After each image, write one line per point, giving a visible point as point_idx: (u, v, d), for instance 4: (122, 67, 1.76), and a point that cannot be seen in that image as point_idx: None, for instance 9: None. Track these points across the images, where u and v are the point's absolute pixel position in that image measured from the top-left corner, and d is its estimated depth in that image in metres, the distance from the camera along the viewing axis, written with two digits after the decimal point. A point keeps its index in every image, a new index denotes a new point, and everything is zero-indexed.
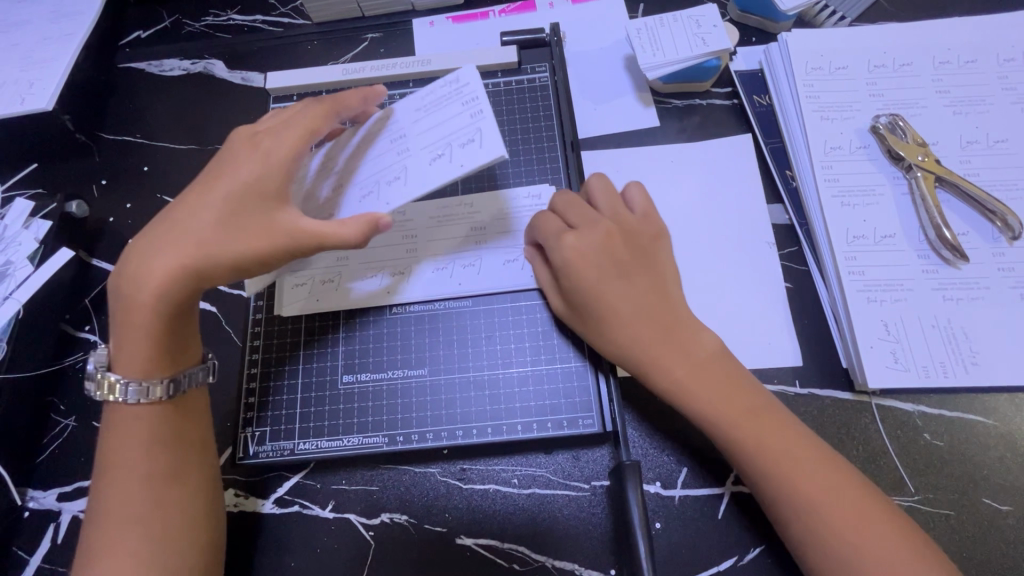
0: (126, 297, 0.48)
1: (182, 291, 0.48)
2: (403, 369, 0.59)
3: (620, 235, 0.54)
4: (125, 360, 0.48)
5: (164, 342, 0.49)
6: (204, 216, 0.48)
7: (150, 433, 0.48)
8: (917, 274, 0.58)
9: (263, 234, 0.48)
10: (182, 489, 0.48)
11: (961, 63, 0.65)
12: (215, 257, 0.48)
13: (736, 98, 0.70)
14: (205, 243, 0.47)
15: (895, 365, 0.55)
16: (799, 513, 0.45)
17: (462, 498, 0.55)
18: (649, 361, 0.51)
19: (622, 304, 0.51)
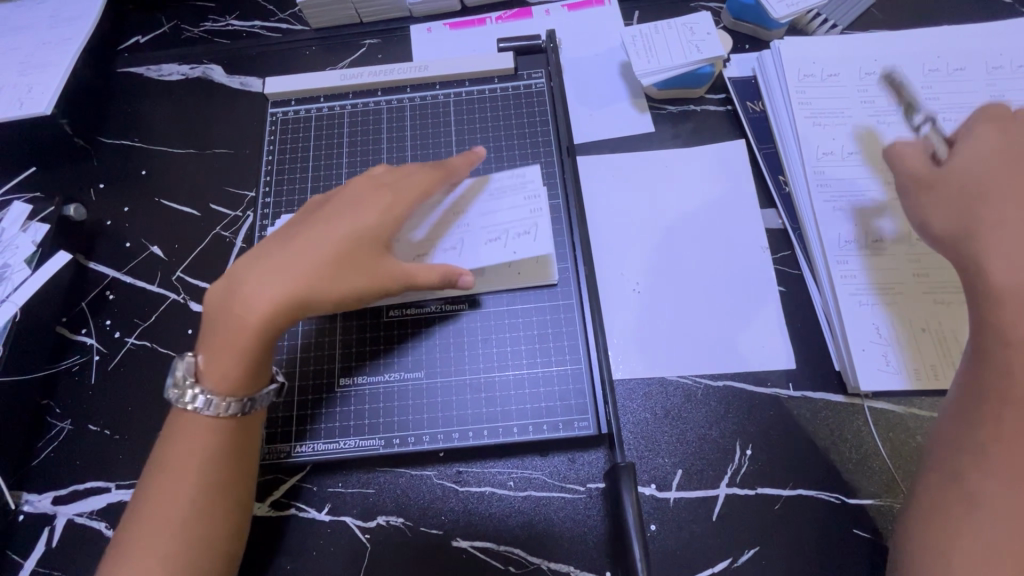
0: (233, 314, 0.48)
1: (281, 323, 0.49)
2: (399, 372, 0.59)
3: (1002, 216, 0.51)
4: (213, 371, 0.48)
5: (251, 366, 0.49)
6: (317, 250, 0.50)
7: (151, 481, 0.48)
8: (908, 278, 0.59)
9: (365, 276, 0.50)
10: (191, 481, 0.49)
11: (950, 70, 0.66)
12: (316, 298, 0.49)
13: (730, 104, 0.71)
14: (313, 278, 0.49)
15: (886, 368, 0.56)
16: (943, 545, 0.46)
17: (458, 500, 0.56)
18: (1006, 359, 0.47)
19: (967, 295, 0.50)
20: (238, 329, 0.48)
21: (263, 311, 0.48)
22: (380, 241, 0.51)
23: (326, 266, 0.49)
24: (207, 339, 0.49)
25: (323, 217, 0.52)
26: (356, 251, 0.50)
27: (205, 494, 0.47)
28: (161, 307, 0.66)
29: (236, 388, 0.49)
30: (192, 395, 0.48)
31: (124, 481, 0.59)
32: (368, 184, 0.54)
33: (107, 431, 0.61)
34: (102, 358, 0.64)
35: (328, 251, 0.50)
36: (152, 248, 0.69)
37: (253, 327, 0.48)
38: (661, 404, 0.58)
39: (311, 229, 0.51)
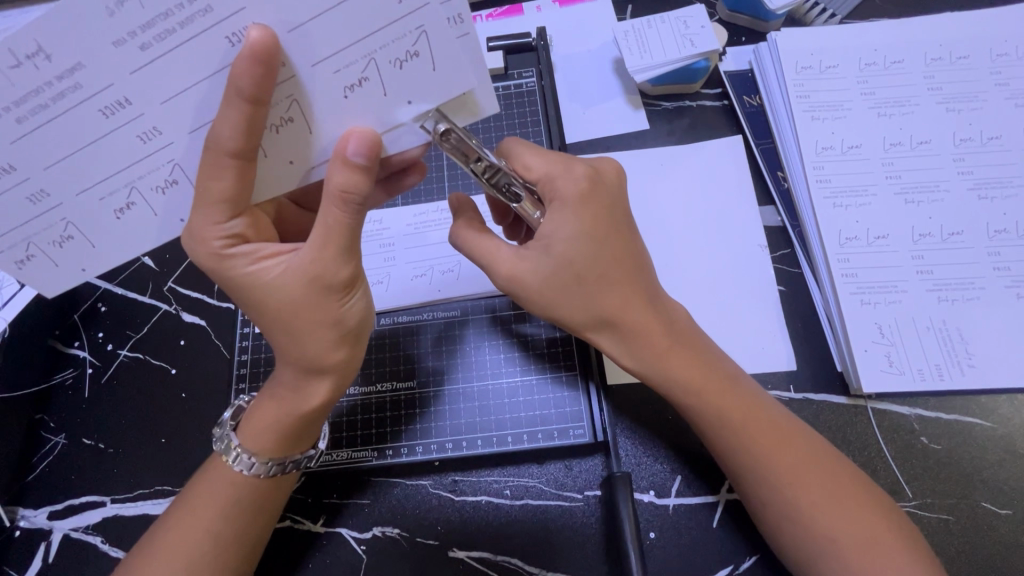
0: (278, 395, 0.47)
1: (315, 397, 0.47)
2: (392, 382, 0.59)
3: (608, 186, 0.50)
4: (257, 442, 0.47)
5: (287, 434, 0.47)
6: (285, 318, 0.44)
7: (178, 533, 0.46)
8: (911, 276, 0.57)
9: (325, 320, 0.45)
10: (216, 526, 0.47)
11: (953, 59, 0.64)
12: (318, 351, 0.46)
13: (727, 99, 0.69)
14: (298, 330, 0.45)
15: (889, 369, 0.54)
16: (804, 533, 0.45)
17: (454, 510, 0.55)
18: (673, 376, 0.49)
19: (618, 281, 0.48)
20: (278, 423, 0.47)
21: (309, 405, 0.47)
22: (321, 287, 0.44)
23: (308, 326, 0.44)
24: (251, 424, 0.48)
25: (282, 325, 0.44)
26: (337, 319, 0.45)
27: (213, 532, 0.46)
28: (153, 318, 0.66)
29: (288, 453, 0.48)
30: (232, 453, 0.48)
31: (120, 495, 0.58)
32: (238, 258, 0.44)
33: (101, 445, 0.60)
34: (95, 371, 0.63)
35: (322, 337, 0.45)
36: (143, 259, 0.68)
37: (299, 415, 0.47)
38: (658, 410, 0.57)
39: (279, 324, 0.45)
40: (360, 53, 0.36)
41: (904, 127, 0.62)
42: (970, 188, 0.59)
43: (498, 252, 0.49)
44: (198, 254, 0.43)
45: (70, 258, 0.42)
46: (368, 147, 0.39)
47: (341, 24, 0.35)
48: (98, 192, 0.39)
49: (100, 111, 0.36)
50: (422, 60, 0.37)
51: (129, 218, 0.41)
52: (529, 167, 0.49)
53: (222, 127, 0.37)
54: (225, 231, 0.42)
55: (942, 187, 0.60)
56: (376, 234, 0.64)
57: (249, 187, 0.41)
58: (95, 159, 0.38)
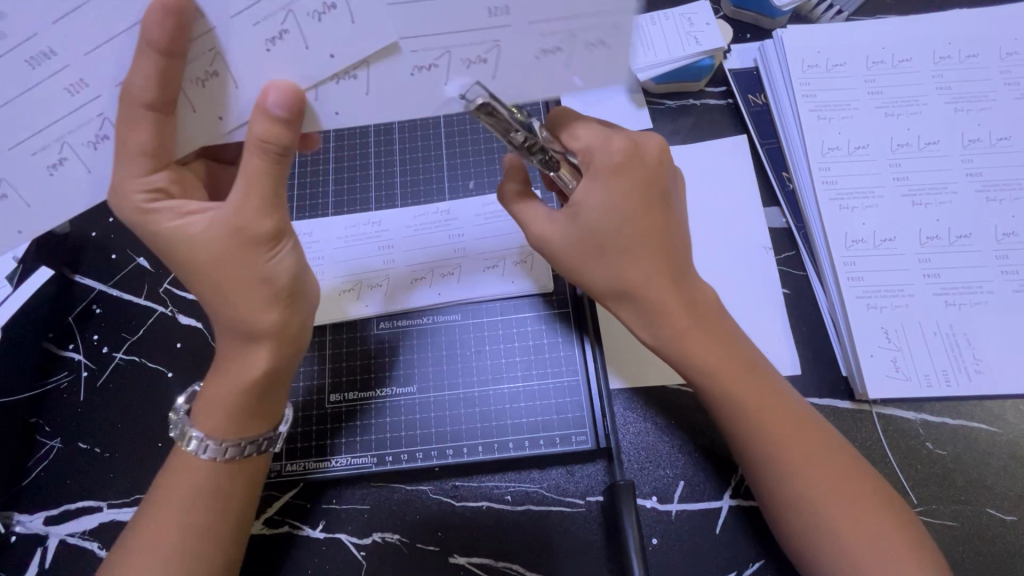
0: (231, 364, 0.47)
1: (264, 364, 0.46)
2: (391, 387, 0.58)
3: (655, 155, 0.48)
4: (206, 415, 0.47)
5: (240, 408, 0.46)
6: (208, 282, 0.44)
7: (124, 539, 0.46)
8: (918, 279, 0.56)
9: (255, 274, 0.44)
10: (148, 521, 0.45)
11: (962, 57, 0.63)
12: (246, 313, 0.45)
13: (731, 98, 0.68)
14: (223, 294, 0.44)
15: (895, 374, 0.54)
16: (827, 535, 0.44)
17: (455, 516, 0.54)
18: (692, 356, 0.48)
19: (647, 251, 0.47)
20: (225, 399, 0.46)
21: (250, 375, 0.46)
22: (245, 236, 0.43)
23: (217, 280, 0.44)
24: (203, 397, 0.47)
25: (209, 284, 0.44)
26: (264, 273, 0.44)
27: (148, 526, 0.45)
28: (149, 320, 0.65)
29: (247, 432, 0.48)
30: (188, 438, 0.47)
31: (116, 500, 0.58)
32: (162, 212, 0.44)
33: (96, 449, 0.60)
34: (91, 374, 0.63)
35: (254, 296, 0.44)
36: (139, 259, 0.67)
37: (243, 386, 0.46)
38: (662, 414, 0.56)
39: (209, 284, 0.45)
40: (276, 6, 0.37)
41: (912, 127, 0.61)
42: (979, 189, 0.58)
43: (533, 213, 0.51)
44: (120, 207, 0.44)
45: (23, 208, 0.42)
46: (289, 98, 0.40)
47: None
48: (37, 141, 0.40)
49: (26, 62, 0.37)
50: (341, 13, 0.38)
51: (66, 172, 0.42)
52: (573, 136, 0.48)
53: (135, 76, 0.38)
54: (146, 185, 0.43)
55: (950, 189, 0.59)
56: (375, 236, 0.63)
57: (168, 140, 0.42)
58: (28, 110, 0.39)
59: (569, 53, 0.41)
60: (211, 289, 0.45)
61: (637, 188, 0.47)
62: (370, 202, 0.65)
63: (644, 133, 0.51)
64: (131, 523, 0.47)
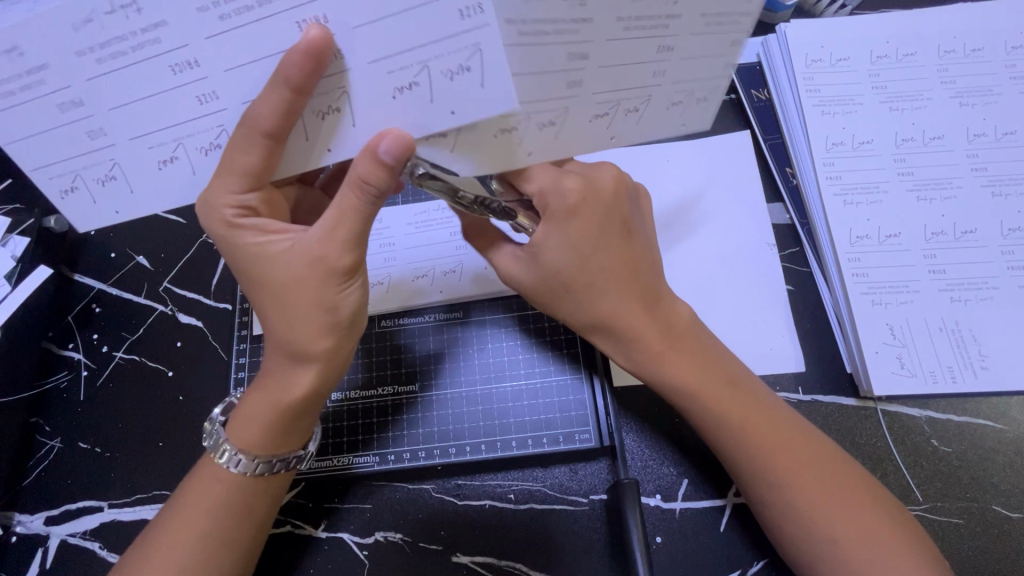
0: (279, 381, 0.45)
1: (303, 384, 0.45)
2: (392, 386, 0.58)
3: (606, 181, 0.48)
4: (243, 430, 0.46)
5: (279, 426, 0.46)
6: (276, 305, 0.44)
7: (155, 528, 0.46)
8: (923, 275, 0.56)
9: (321, 308, 0.43)
10: (184, 521, 0.45)
11: (967, 51, 0.62)
12: (296, 335, 0.44)
13: (734, 93, 0.67)
14: (289, 321, 0.44)
15: (900, 371, 0.53)
16: (817, 542, 0.44)
17: (457, 514, 0.54)
18: (658, 369, 0.48)
19: (605, 278, 0.48)
20: (263, 416, 0.45)
21: (293, 394, 0.45)
22: (329, 273, 0.42)
23: (301, 313, 0.43)
24: (242, 410, 0.47)
25: (280, 303, 0.43)
26: (330, 307, 0.43)
27: (181, 520, 0.45)
28: (149, 319, 0.64)
29: (276, 451, 0.46)
30: (221, 451, 0.46)
31: (117, 500, 0.57)
32: (247, 229, 0.43)
33: (97, 449, 0.59)
34: (90, 373, 0.62)
35: (311, 325, 0.43)
36: (138, 258, 0.67)
37: (283, 406, 0.45)
38: (665, 412, 0.56)
39: (277, 302, 0.44)
40: (413, 60, 0.35)
41: (917, 122, 0.61)
42: (984, 184, 0.58)
43: (498, 255, 0.50)
44: (209, 219, 0.43)
45: (108, 196, 0.41)
46: (402, 149, 0.38)
47: (411, 29, 0.34)
48: (146, 141, 0.38)
49: (169, 68, 0.35)
50: (473, 75, 0.36)
51: (171, 171, 0.40)
52: (527, 178, 0.47)
53: (260, 105, 0.36)
54: (239, 202, 0.42)
55: (955, 184, 0.58)
56: (376, 233, 0.63)
57: (274, 165, 0.41)
58: (142, 113, 0.37)
59: (686, 104, 0.45)
60: (279, 313, 0.44)
61: (585, 220, 0.47)
62: None
63: (596, 164, 0.50)
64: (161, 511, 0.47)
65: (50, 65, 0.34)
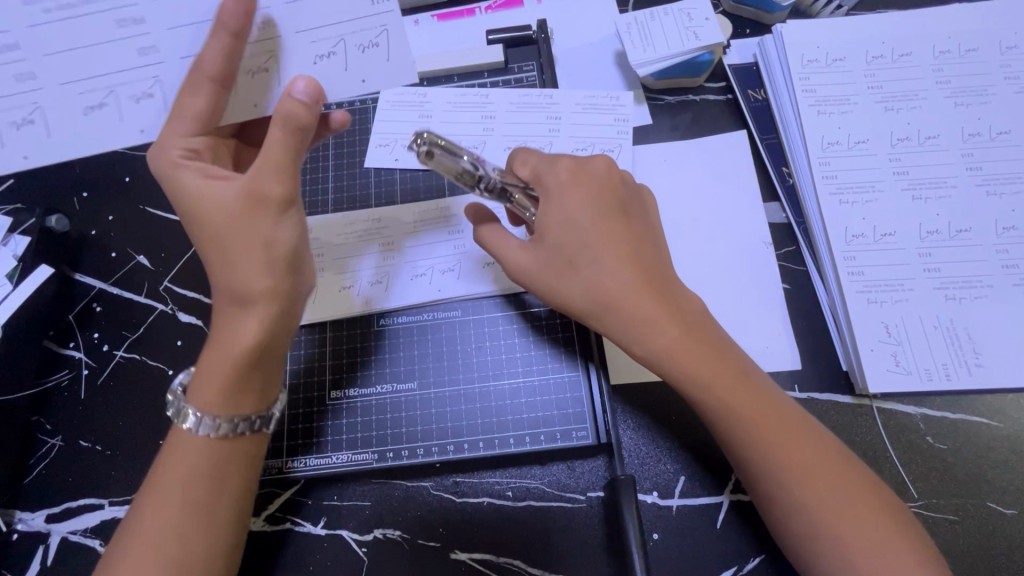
0: (229, 332, 0.46)
1: (252, 332, 0.45)
2: (392, 384, 0.58)
3: (603, 166, 0.51)
4: (197, 388, 0.46)
5: (227, 378, 0.46)
6: (223, 257, 0.45)
7: (124, 519, 0.46)
8: (918, 274, 0.56)
9: (260, 237, 0.44)
10: (145, 509, 0.45)
11: (962, 52, 0.63)
12: (239, 276, 0.45)
13: (731, 93, 0.68)
14: (234, 265, 0.45)
15: (896, 368, 0.54)
16: (819, 534, 0.44)
17: (455, 512, 0.54)
18: (673, 360, 0.47)
19: (614, 263, 0.48)
20: (217, 369, 0.46)
21: (242, 342, 0.45)
22: (264, 189, 0.44)
23: (242, 247, 0.44)
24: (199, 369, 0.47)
25: (220, 250, 0.45)
26: (264, 230, 0.44)
27: (144, 507, 0.45)
28: (149, 318, 0.65)
29: (233, 408, 0.46)
30: (185, 416, 0.46)
31: (117, 498, 0.58)
32: (189, 169, 0.46)
33: (97, 447, 0.60)
34: (91, 372, 0.63)
35: (255, 252, 0.44)
36: (139, 257, 0.67)
37: (234, 358, 0.45)
38: (662, 410, 0.56)
39: (217, 246, 0.45)
40: (334, 33, 0.45)
41: (912, 122, 0.61)
42: (979, 184, 0.58)
43: (501, 246, 0.52)
44: (159, 161, 0.46)
45: (20, 140, 0.45)
46: (312, 90, 0.44)
47: (333, 10, 0.45)
48: (81, 86, 0.45)
49: (116, 22, 0.44)
50: (381, 50, 0.46)
51: (96, 116, 0.46)
52: (523, 164, 0.53)
53: (208, 53, 0.43)
54: (186, 145, 0.45)
55: (950, 183, 0.59)
56: (375, 232, 0.63)
57: (219, 110, 0.46)
58: (82, 59, 0.45)
59: None
60: (225, 263, 0.45)
61: (587, 206, 0.49)
62: (370, 199, 0.65)
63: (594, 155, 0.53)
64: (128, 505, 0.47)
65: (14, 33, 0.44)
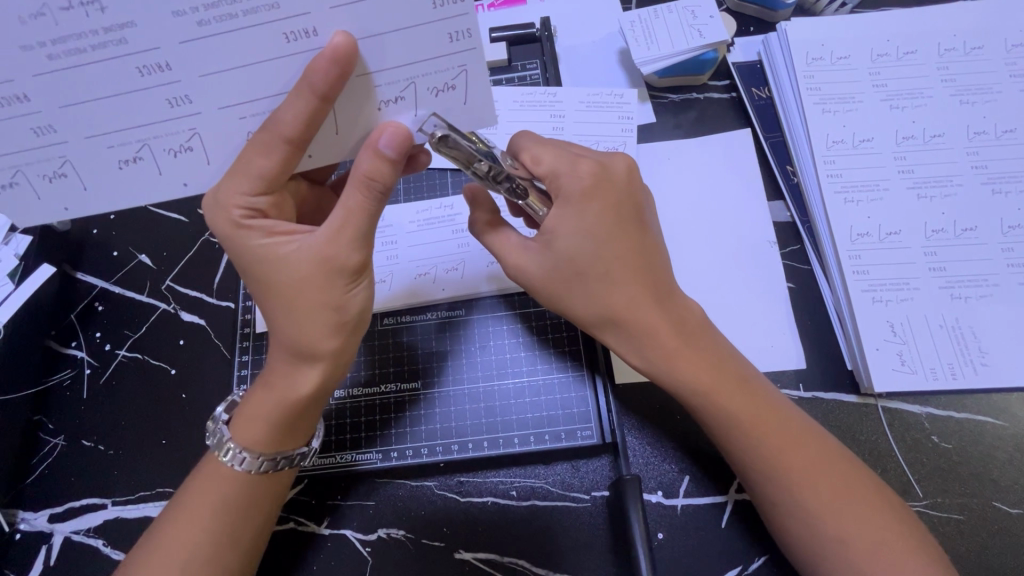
0: (284, 382, 0.45)
1: (308, 388, 0.45)
2: (395, 383, 0.58)
3: (621, 171, 0.50)
4: (245, 427, 0.46)
5: (282, 427, 0.46)
6: (279, 305, 0.44)
7: (152, 539, 0.46)
8: (923, 272, 0.56)
9: (325, 305, 0.44)
10: (185, 531, 0.45)
11: (967, 49, 0.63)
12: (296, 329, 0.44)
13: (734, 91, 0.68)
14: (290, 316, 0.44)
15: (901, 367, 0.54)
16: (821, 540, 0.44)
17: (459, 511, 0.54)
18: (673, 367, 0.48)
19: (619, 272, 0.48)
20: (267, 415, 0.45)
21: (298, 394, 0.45)
22: (339, 265, 0.43)
23: (308, 312, 0.44)
24: (242, 407, 0.47)
25: (283, 305, 0.44)
26: (336, 303, 0.44)
27: (182, 526, 0.45)
28: (151, 318, 0.64)
29: (279, 450, 0.47)
30: (225, 450, 0.46)
31: (120, 497, 0.58)
32: (253, 230, 0.44)
33: (100, 447, 0.59)
34: (93, 372, 0.62)
35: (322, 320, 0.44)
36: (140, 257, 0.67)
37: (288, 407, 0.45)
38: (666, 409, 0.56)
39: (286, 302, 0.44)
40: (403, 75, 0.38)
41: (917, 120, 0.61)
42: (984, 182, 0.58)
43: (504, 242, 0.51)
44: (216, 217, 0.43)
45: (57, 193, 0.41)
46: (400, 141, 0.40)
47: (409, 42, 0.37)
48: (109, 140, 0.39)
49: (136, 69, 0.36)
50: (457, 94, 0.39)
51: (133, 171, 0.41)
52: (538, 161, 0.49)
53: (287, 111, 0.38)
54: (248, 204, 0.43)
55: (955, 181, 0.59)
56: (378, 231, 0.63)
57: (289, 169, 0.42)
58: (109, 111, 0.38)
59: None
60: (280, 312, 0.44)
61: (598, 210, 0.48)
62: None
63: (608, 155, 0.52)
64: (155, 522, 0.47)
65: (16, 81, 0.36)
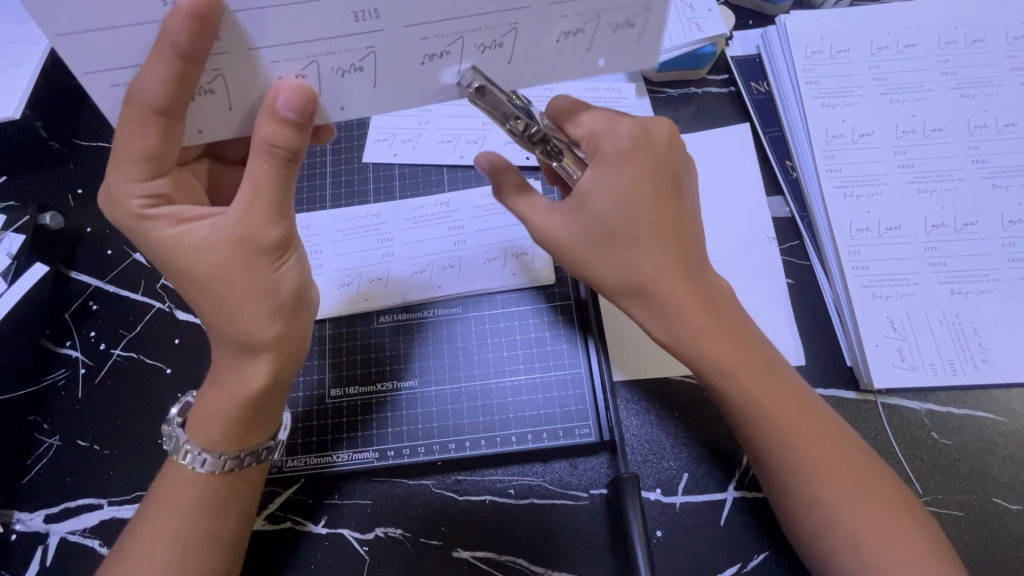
0: (238, 378, 0.45)
1: (260, 384, 0.45)
2: (392, 381, 0.58)
3: (669, 135, 0.47)
4: (201, 427, 0.45)
5: (237, 425, 0.45)
6: (211, 297, 0.43)
7: (112, 559, 0.45)
8: (923, 268, 0.56)
9: (252, 290, 0.43)
10: (143, 542, 0.44)
11: (968, 42, 0.62)
12: (238, 324, 0.43)
13: (733, 86, 0.67)
14: (227, 311, 0.43)
15: (901, 364, 0.53)
16: (840, 530, 0.43)
17: (457, 509, 0.54)
18: (703, 344, 0.45)
19: (653, 237, 0.45)
20: (218, 411, 0.45)
21: (249, 389, 0.44)
22: (263, 241, 0.42)
23: (244, 302, 0.43)
24: (199, 407, 0.46)
25: (210, 296, 0.43)
26: (267, 283, 0.43)
27: (137, 539, 0.45)
28: (146, 316, 0.64)
29: (243, 446, 0.46)
30: (184, 453, 0.46)
31: (117, 497, 0.57)
32: (157, 220, 0.42)
33: (96, 447, 0.59)
34: (87, 371, 0.62)
35: (255, 307, 0.43)
36: (134, 255, 0.66)
37: (245, 405, 0.45)
38: (664, 406, 0.56)
39: (214, 293, 0.43)
40: (305, 54, 0.37)
41: (917, 114, 0.60)
42: (985, 176, 0.58)
43: (533, 206, 0.48)
44: (118, 213, 0.42)
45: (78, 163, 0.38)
46: (299, 99, 0.37)
47: (460, 4, 0.36)
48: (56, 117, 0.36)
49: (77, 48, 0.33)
50: (432, 100, 0.39)
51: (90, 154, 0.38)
52: (577, 123, 0.47)
53: None
54: (145, 190, 0.42)
55: (955, 176, 0.58)
56: (374, 228, 0.63)
57: (173, 147, 0.40)
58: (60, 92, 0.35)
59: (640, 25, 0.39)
60: (222, 307, 0.43)
61: (637, 171, 0.45)
62: (368, 195, 0.64)
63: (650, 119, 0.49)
64: (117, 540, 0.47)
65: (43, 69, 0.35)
